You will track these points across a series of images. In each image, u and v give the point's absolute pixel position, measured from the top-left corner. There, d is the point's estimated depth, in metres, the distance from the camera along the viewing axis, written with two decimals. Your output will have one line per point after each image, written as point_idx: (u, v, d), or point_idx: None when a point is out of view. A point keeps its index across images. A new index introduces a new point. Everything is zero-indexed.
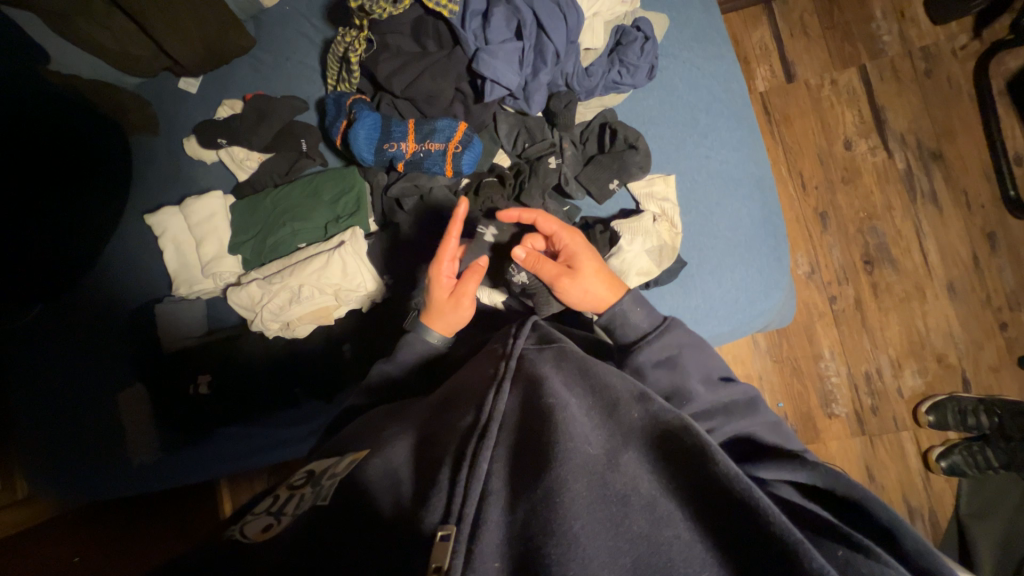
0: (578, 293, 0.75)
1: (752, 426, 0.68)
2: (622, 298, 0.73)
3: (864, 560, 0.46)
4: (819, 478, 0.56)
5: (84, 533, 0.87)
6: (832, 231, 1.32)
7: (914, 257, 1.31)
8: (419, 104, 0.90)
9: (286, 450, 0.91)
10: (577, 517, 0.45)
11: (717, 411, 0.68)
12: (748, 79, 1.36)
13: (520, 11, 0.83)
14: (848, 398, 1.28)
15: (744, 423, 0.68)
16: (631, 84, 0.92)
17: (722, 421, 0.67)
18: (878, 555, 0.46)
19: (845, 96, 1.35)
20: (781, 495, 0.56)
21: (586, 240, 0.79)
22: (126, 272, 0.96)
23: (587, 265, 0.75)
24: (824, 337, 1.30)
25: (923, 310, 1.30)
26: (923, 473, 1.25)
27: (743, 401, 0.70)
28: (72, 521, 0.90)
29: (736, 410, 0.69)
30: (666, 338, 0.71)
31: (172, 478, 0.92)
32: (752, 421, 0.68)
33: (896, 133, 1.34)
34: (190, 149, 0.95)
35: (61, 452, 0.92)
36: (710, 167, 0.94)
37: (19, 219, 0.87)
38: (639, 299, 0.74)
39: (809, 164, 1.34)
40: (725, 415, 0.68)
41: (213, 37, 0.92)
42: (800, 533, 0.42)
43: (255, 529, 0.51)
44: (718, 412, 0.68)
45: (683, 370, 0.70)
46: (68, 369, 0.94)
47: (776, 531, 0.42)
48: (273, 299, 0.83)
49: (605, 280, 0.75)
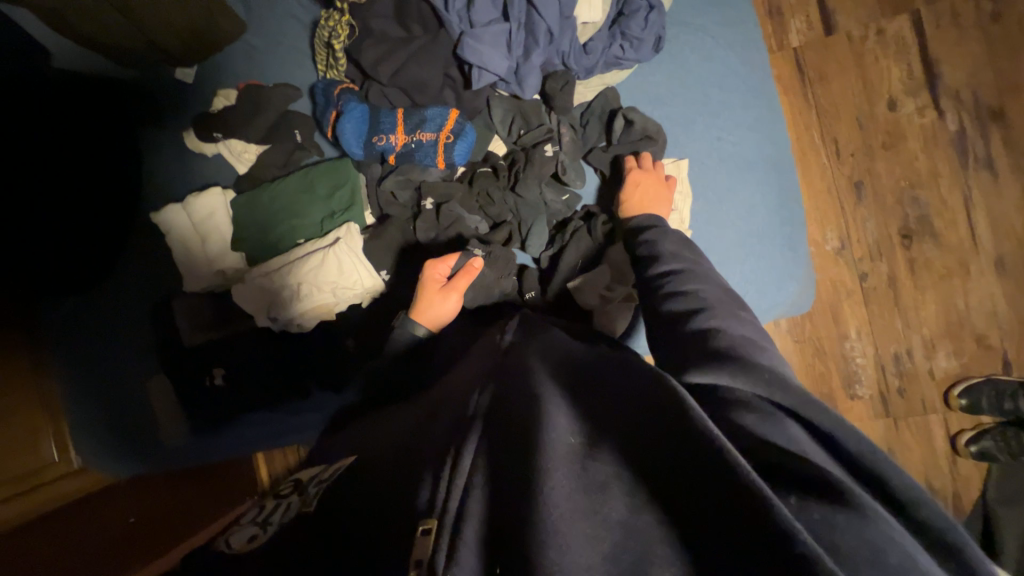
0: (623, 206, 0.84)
1: (707, 289, 0.63)
2: (638, 217, 0.79)
3: (819, 507, 0.36)
4: (780, 394, 0.47)
5: (152, 484, 0.94)
6: (868, 202, 1.22)
7: (960, 229, 1.20)
8: (409, 92, 0.86)
9: (297, 436, 0.96)
10: (555, 505, 0.40)
11: (678, 276, 0.66)
12: (780, 33, 1.23)
13: None
14: (872, 379, 1.23)
15: (695, 285, 0.64)
16: (634, 59, 0.86)
17: (677, 281, 0.65)
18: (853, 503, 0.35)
19: (893, 48, 1.20)
20: (735, 419, 0.45)
21: (661, 176, 0.84)
22: (140, 269, 1.00)
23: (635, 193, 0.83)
24: (850, 316, 1.23)
25: (965, 288, 1.20)
26: (950, 457, 1.21)
27: (703, 273, 0.66)
28: (127, 486, 0.93)
29: (694, 276, 0.65)
30: (661, 235, 0.73)
31: (209, 453, 1.01)
32: (701, 283, 0.64)
33: (950, 90, 1.19)
34: (191, 143, 0.96)
35: (101, 430, 0.98)
36: (722, 148, 0.90)
37: (55, 207, 0.93)
38: (658, 214, 0.78)
39: (846, 128, 1.21)
40: (685, 278, 0.65)
41: (202, 25, 0.90)
42: (767, 488, 0.35)
43: (241, 541, 0.53)
44: (663, 277, 0.67)
45: (660, 247, 0.71)
46: (94, 359, 0.99)
47: (755, 495, 0.34)
48: (280, 295, 0.86)
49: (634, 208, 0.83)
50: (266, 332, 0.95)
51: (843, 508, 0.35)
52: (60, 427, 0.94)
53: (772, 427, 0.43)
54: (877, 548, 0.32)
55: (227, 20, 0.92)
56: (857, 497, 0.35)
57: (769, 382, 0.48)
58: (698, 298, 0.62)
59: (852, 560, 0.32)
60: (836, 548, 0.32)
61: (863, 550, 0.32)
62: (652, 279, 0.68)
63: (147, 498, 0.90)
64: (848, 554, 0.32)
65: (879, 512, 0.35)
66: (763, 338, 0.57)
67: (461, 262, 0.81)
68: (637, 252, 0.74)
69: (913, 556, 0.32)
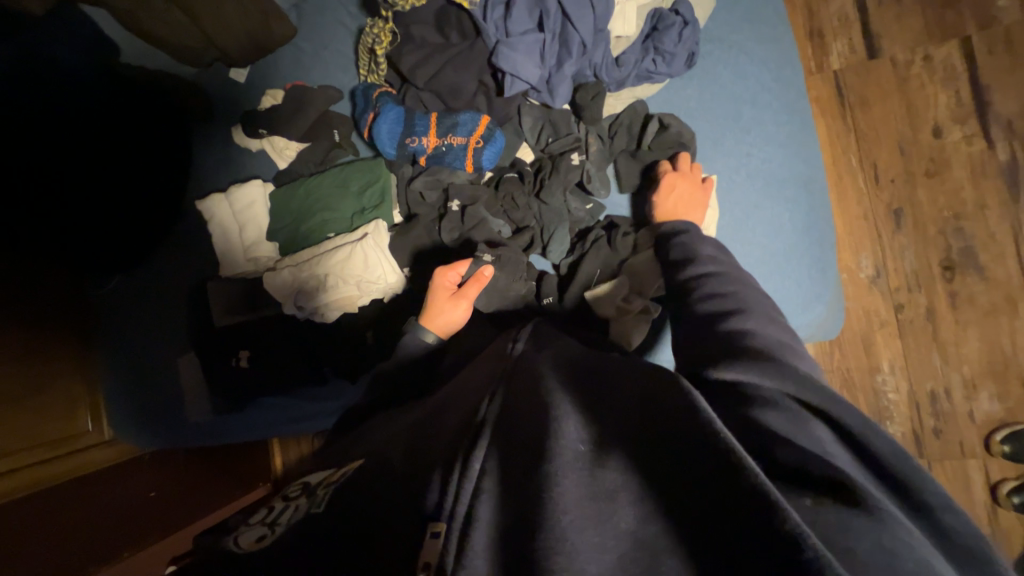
0: (652, 212, 0.85)
1: (744, 291, 0.62)
2: (669, 224, 0.79)
3: (834, 509, 0.35)
4: (808, 394, 0.46)
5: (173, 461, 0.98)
6: (907, 230, 1.17)
7: (1008, 264, 1.14)
8: (443, 96, 0.91)
9: (314, 423, 1.00)
10: (565, 511, 0.40)
11: (713, 278, 0.64)
12: (819, 55, 1.21)
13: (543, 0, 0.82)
14: (905, 416, 1.17)
15: (731, 287, 0.63)
16: (666, 74, 0.89)
17: (714, 282, 0.64)
18: (870, 505, 0.35)
19: (940, 73, 1.16)
20: (760, 418, 0.44)
21: (697, 186, 0.84)
22: (181, 255, 1.06)
23: (667, 202, 0.83)
24: (884, 348, 1.17)
25: (1012, 326, 1.13)
26: (989, 506, 1.13)
27: (738, 275, 0.64)
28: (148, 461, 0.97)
29: (732, 279, 0.64)
30: (695, 238, 0.73)
31: (225, 436, 1.02)
32: (737, 284, 0.63)
33: (1001, 119, 1.14)
34: (239, 139, 1.03)
35: (129, 406, 1.03)
36: (751, 165, 0.90)
37: (109, 193, 0.98)
38: (688, 222, 0.78)
39: (886, 153, 1.18)
40: (721, 280, 0.64)
41: (257, 30, 0.97)
42: (776, 490, 0.34)
43: (249, 540, 0.55)
44: (699, 278, 0.65)
45: (694, 250, 0.70)
46: (130, 338, 1.05)
47: (758, 488, 0.34)
48: (305, 286, 0.89)
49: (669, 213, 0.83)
50: (289, 320, 0.98)
51: (859, 510, 0.34)
52: (96, 399, 1.01)
53: (792, 426, 0.43)
54: (892, 554, 0.32)
55: (280, 24, 0.99)
56: (875, 500, 0.35)
57: (797, 380, 0.47)
58: (736, 300, 0.60)
59: (862, 562, 0.31)
60: (849, 553, 0.31)
61: (876, 553, 0.31)
62: (687, 280, 0.67)
63: (164, 476, 0.93)
64: (862, 559, 0.31)
65: (895, 513, 0.35)
66: (799, 344, 0.56)
67: (473, 270, 0.82)
68: (672, 253, 0.73)
69: (928, 561, 0.32)
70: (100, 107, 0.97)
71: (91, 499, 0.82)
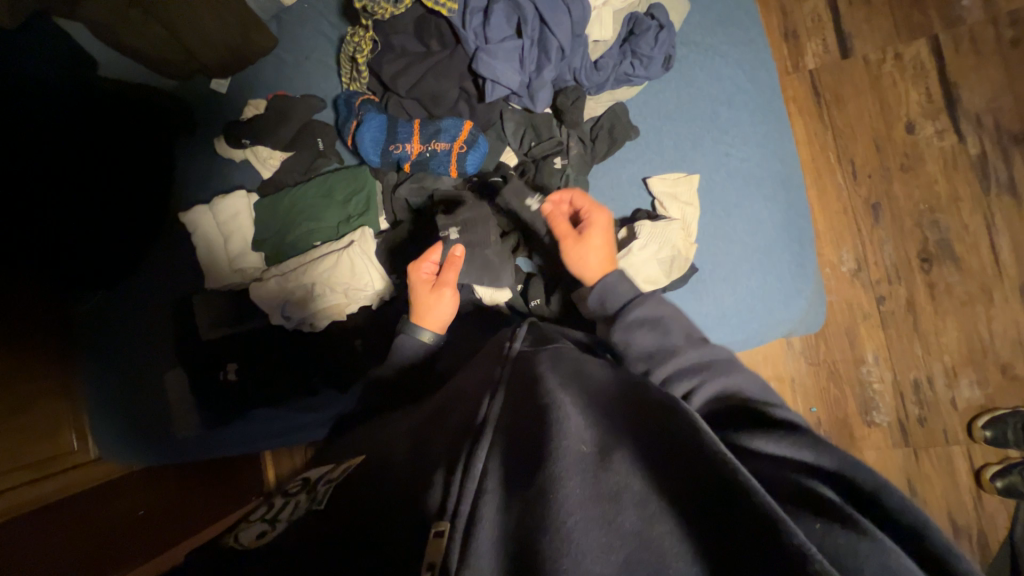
0: (586, 252, 0.76)
1: (735, 378, 0.62)
2: (608, 275, 0.73)
3: (843, 532, 0.38)
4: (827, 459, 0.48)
5: (164, 479, 0.96)
6: (885, 224, 1.20)
7: (982, 254, 1.17)
8: (426, 104, 0.92)
9: (306, 434, 0.99)
10: (571, 513, 0.40)
11: (698, 370, 0.63)
12: (795, 55, 1.24)
13: (520, 7, 0.83)
14: (891, 406, 1.19)
15: (725, 378, 0.62)
16: (644, 77, 0.90)
17: (706, 377, 0.62)
18: (862, 527, 0.38)
19: (911, 71, 1.20)
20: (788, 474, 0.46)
21: (613, 220, 0.81)
22: (165, 268, 1.04)
23: (597, 237, 0.77)
24: (867, 339, 1.20)
25: (989, 314, 1.17)
26: (974, 491, 1.15)
27: (725, 359, 0.64)
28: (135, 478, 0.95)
29: (718, 367, 0.63)
30: (651, 310, 0.69)
31: (213, 449, 1.00)
32: (732, 378, 0.62)
33: (970, 114, 1.18)
34: (220, 148, 1.01)
35: (114, 422, 1.00)
36: (730, 165, 0.91)
37: (88, 203, 0.95)
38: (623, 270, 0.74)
39: (862, 149, 1.21)
40: (710, 373, 0.62)
41: (238, 42, 0.97)
42: (781, 511, 0.36)
43: (250, 537, 0.54)
44: (689, 378, 0.62)
45: (666, 328, 0.67)
46: (115, 353, 1.03)
47: (758, 507, 0.36)
48: (295, 291, 0.88)
49: (601, 253, 0.76)
50: (277, 330, 0.98)
51: (860, 535, 0.38)
52: (77, 418, 0.97)
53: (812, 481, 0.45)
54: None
55: (260, 36, 0.99)
56: (867, 525, 0.38)
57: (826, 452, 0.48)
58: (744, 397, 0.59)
59: None
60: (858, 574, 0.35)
61: None
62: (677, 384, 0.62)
63: (154, 494, 0.91)
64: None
65: (897, 549, 0.37)
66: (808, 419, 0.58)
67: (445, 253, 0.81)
68: (636, 339, 0.66)
69: None
70: (79, 117, 0.95)
71: (80, 520, 0.80)
